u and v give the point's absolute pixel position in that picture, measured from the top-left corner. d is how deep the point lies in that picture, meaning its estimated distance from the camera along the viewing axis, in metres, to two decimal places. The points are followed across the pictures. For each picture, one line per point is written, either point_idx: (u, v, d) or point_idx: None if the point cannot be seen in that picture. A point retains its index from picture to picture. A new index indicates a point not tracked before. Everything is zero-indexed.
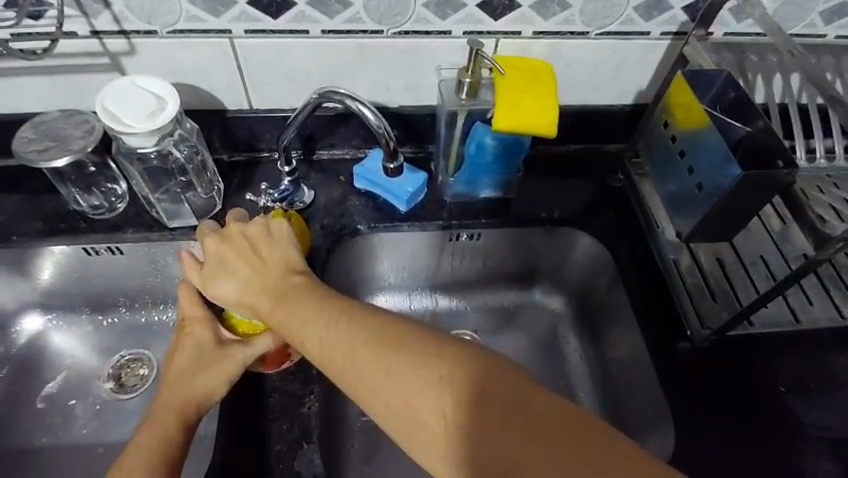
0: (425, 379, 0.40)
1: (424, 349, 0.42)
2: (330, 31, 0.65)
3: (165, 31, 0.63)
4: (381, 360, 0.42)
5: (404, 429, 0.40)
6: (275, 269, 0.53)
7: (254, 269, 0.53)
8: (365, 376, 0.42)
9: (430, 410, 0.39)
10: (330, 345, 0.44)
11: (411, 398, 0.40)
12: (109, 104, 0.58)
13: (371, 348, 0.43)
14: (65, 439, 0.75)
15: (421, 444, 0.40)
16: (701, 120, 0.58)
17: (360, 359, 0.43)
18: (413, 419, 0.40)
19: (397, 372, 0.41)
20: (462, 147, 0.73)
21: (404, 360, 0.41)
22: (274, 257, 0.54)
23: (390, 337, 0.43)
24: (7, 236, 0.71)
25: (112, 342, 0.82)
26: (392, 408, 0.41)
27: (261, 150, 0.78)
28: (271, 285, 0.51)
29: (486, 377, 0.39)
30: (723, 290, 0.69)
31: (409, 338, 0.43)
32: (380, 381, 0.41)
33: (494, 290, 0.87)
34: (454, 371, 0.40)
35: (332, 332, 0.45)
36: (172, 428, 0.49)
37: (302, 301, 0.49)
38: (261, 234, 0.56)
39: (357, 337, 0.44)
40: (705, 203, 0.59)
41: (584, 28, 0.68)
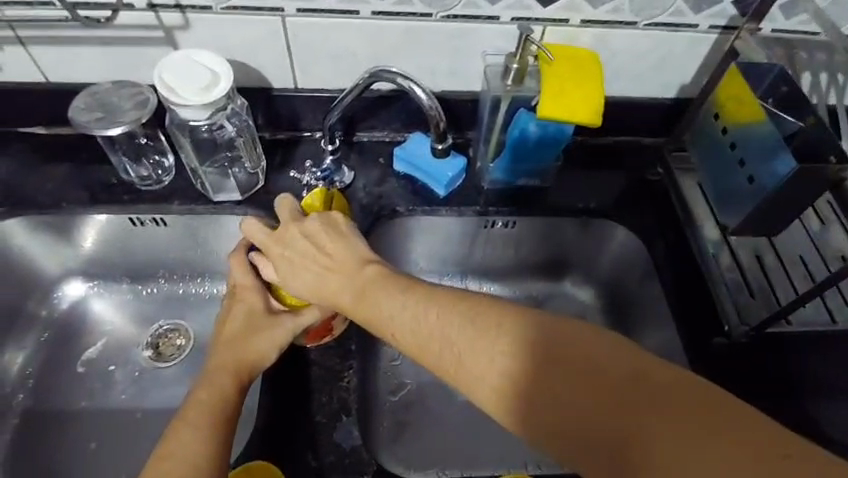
0: (514, 354, 0.41)
1: (507, 325, 0.42)
2: (380, 12, 0.66)
3: (219, 8, 0.64)
4: (467, 339, 0.43)
5: (511, 412, 0.41)
6: (346, 258, 0.54)
7: (321, 263, 0.55)
8: (454, 356, 0.43)
9: (521, 384, 0.40)
10: (414, 328, 0.46)
11: (498, 373, 0.41)
12: (166, 75, 0.59)
13: (455, 326, 0.44)
14: (105, 403, 0.78)
15: (513, 416, 0.41)
16: (757, 113, 0.58)
17: (446, 339, 0.44)
18: (505, 393, 0.41)
19: (484, 350, 0.42)
20: (503, 135, 0.73)
21: (503, 344, 0.41)
22: (341, 244, 0.55)
23: (472, 314, 0.44)
24: (57, 204, 0.74)
25: (151, 312, 0.84)
26: (484, 384, 0.42)
27: (302, 130, 0.79)
28: (344, 274, 0.53)
29: (570, 345, 0.40)
30: (761, 287, 0.70)
31: (490, 315, 0.43)
32: (481, 366, 0.42)
33: (524, 279, 0.87)
34: (540, 344, 0.41)
35: (415, 313, 0.46)
36: (229, 386, 0.51)
37: (378, 284, 0.50)
38: (321, 228, 0.56)
39: (440, 318, 0.45)
40: (756, 195, 0.60)
41: (633, 18, 0.67)
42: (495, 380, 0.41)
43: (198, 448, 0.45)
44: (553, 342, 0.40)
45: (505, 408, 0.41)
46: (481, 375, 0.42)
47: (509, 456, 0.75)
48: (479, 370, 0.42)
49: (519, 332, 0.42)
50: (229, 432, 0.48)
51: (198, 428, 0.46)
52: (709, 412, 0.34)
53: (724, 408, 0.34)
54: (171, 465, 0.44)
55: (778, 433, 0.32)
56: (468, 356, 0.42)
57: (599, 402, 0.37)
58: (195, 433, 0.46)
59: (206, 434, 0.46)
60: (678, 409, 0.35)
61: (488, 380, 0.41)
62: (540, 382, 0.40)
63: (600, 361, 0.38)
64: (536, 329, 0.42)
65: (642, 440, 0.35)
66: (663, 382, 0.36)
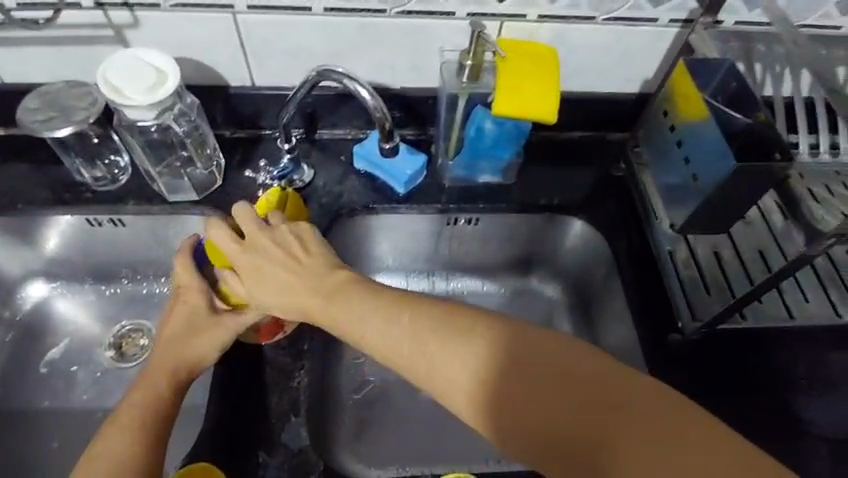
0: (491, 361, 0.41)
1: (480, 331, 0.43)
2: (333, 9, 0.65)
3: (169, 5, 0.63)
4: (440, 348, 0.43)
5: (475, 413, 0.42)
6: (318, 265, 0.53)
7: (293, 274, 0.53)
8: (431, 366, 0.43)
9: (486, 391, 0.41)
10: (390, 336, 0.45)
11: (467, 380, 0.41)
12: (110, 77, 0.58)
13: (428, 335, 0.44)
14: (67, 403, 0.77)
15: (481, 418, 0.41)
16: (699, 111, 0.58)
17: (421, 348, 0.44)
18: (481, 402, 0.41)
19: (460, 358, 0.42)
20: (463, 132, 0.72)
21: (470, 348, 0.42)
22: (311, 254, 0.54)
23: (447, 323, 0.44)
24: (13, 204, 0.73)
25: (115, 312, 0.83)
26: (451, 388, 0.42)
27: (262, 127, 0.78)
28: (317, 282, 0.51)
29: (539, 352, 0.41)
30: (718, 283, 0.69)
31: (461, 324, 0.43)
32: (451, 371, 0.42)
33: (491, 276, 0.87)
34: (510, 351, 0.41)
35: (390, 322, 0.46)
36: (165, 389, 0.52)
37: (353, 291, 0.49)
38: (294, 236, 0.55)
39: (415, 327, 0.45)
40: (699, 194, 0.60)
41: (590, 13, 0.67)
42: (472, 388, 0.41)
43: (124, 454, 0.47)
44: (522, 349, 0.41)
45: (481, 413, 0.41)
46: (460, 387, 0.42)
47: (471, 453, 0.75)
48: (455, 380, 0.42)
49: (490, 338, 0.42)
50: (160, 435, 0.49)
51: (128, 431, 0.48)
52: (668, 413, 0.37)
53: (676, 408, 0.37)
54: (98, 468, 0.46)
55: (721, 429, 0.36)
56: (444, 365, 0.42)
57: (571, 405, 0.38)
58: (122, 438, 0.48)
59: (134, 438, 0.48)
60: (643, 410, 0.37)
61: (466, 388, 0.42)
62: (515, 390, 0.40)
63: (570, 367, 0.40)
64: (506, 334, 0.42)
65: (614, 442, 0.37)
66: (627, 387, 0.38)
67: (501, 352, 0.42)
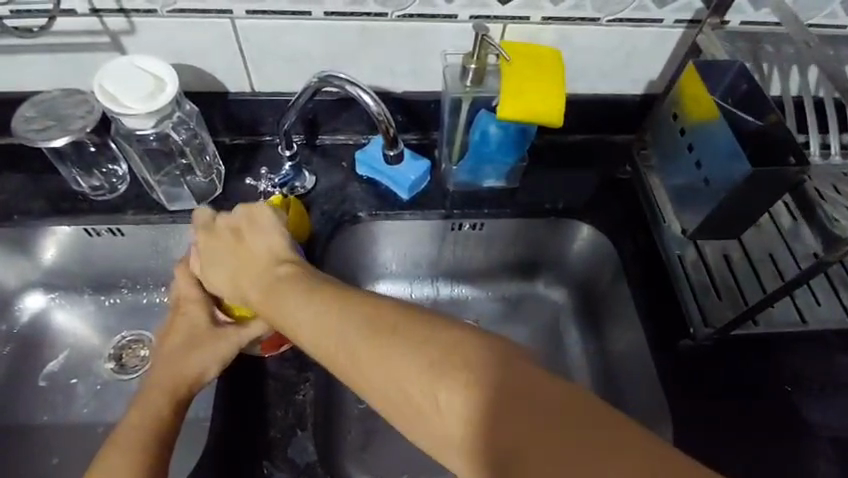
0: (417, 361, 0.39)
1: (412, 329, 0.41)
2: (333, 13, 0.64)
3: (165, 11, 0.62)
4: (367, 346, 0.41)
5: (403, 416, 0.40)
6: (267, 259, 0.54)
7: (245, 263, 0.54)
8: (356, 364, 0.41)
9: (410, 394, 0.39)
10: (322, 333, 0.44)
11: (393, 382, 0.40)
12: (107, 85, 0.57)
13: (356, 331, 0.42)
14: (68, 417, 0.76)
15: (408, 422, 0.40)
16: (711, 113, 0.57)
17: (349, 345, 0.42)
18: (407, 405, 0.39)
19: (384, 357, 0.40)
20: (466, 136, 0.71)
21: (398, 348, 0.40)
22: (261, 246, 0.55)
23: (377, 322, 0.42)
24: (9, 216, 0.72)
25: (114, 323, 0.82)
26: (379, 390, 0.40)
27: (263, 134, 0.77)
28: (261, 277, 0.52)
29: (467, 354, 0.39)
30: (729, 287, 0.67)
31: (393, 323, 0.42)
32: (377, 371, 0.40)
33: (496, 281, 0.86)
34: (435, 351, 0.39)
35: (321, 319, 0.45)
36: (165, 405, 0.51)
37: (290, 287, 0.49)
38: (247, 223, 0.57)
39: (345, 325, 0.43)
40: (712, 198, 0.59)
41: (595, 14, 0.66)
42: (394, 387, 0.40)
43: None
44: (456, 354, 0.39)
45: (405, 414, 0.39)
46: (383, 387, 0.40)
47: None
48: (379, 379, 0.40)
49: (422, 337, 0.40)
50: (162, 456, 0.48)
51: (129, 452, 0.47)
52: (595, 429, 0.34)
53: (602, 422, 0.35)
54: None
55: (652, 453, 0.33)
56: (368, 362, 0.41)
57: (492, 410, 0.36)
58: (124, 458, 0.47)
59: (136, 460, 0.47)
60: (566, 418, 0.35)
61: (390, 387, 0.40)
62: (438, 391, 0.38)
63: (496, 370, 0.38)
64: (437, 335, 0.40)
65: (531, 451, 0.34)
66: (553, 396, 0.36)
67: (427, 351, 0.39)
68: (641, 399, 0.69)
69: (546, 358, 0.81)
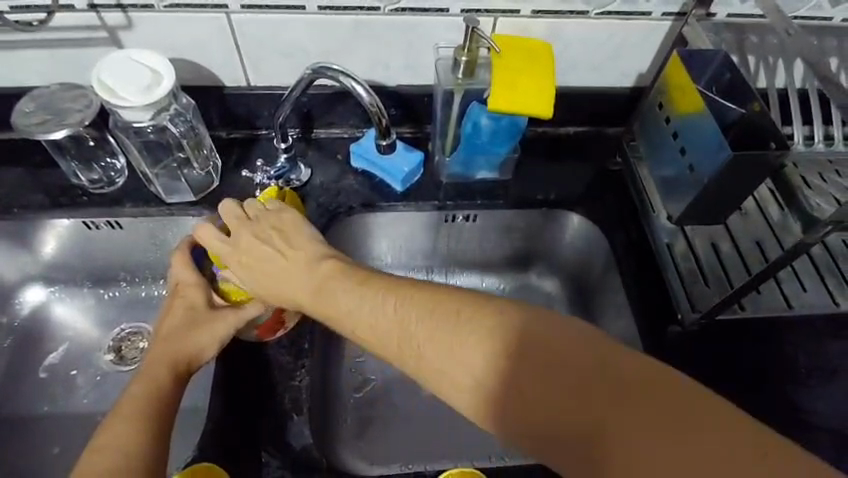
0: (487, 350, 0.39)
1: (474, 317, 0.41)
2: (326, 7, 0.65)
3: (162, 5, 0.63)
4: (431, 338, 0.41)
5: (447, 389, 0.41)
6: (304, 256, 0.52)
7: (281, 266, 0.53)
8: (423, 356, 0.41)
9: (452, 365, 0.40)
10: (372, 324, 0.45)
11: (434, 352, 0.41)
12: (105, 78, 0.58)
13: (420, 324, 0.42)
14: (68, 408, 0.77)
15: (452, 392, 0.41)
16: (695, 101, 0.58)
17: (413, 337, 0.42)
18: (450, 377, 0.40)
19: (451, 348, 0.40)
20: (459, 128, 0.72)
21: (440, 324, 0.41)
22: (298, 245, 0.54)
23: (440, 312, 0.42)
24: (9, 209, 0.73)
25: (113, 316, 0.83)
26: (420, 360, 0.42)
27: (259, 128, 0.78)
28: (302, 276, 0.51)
29: (535, 339, 0.38)
30: (716, 274, 0.69)
31: (456, 311, 0.41)
32: (420, 345, 0.42)
33: (491, 273, 0.87)
34: (476, 325, 0.40)
35: (381, 314, 0.44)
36: (165, 380, 0.52)
37: (338, 280, 0.49)
38: (277, 231, 0.55)
39: (407, 316, 0.43)
40: (696, 185, 0.60)
41: (584, 7, 0.67)
42: (464, 378, 0.40)
43: (130, 446, 0.46)
44: (497, 328, 0.40)
45: (479, 405, 0.40)
46: (453, 380, 0.40)
47: (473, 450, 0.74)
48: (446, 370, 0.40)
49: (484, 325, 0.40)
50: (164, 428, 0.48)
51: (131, 420, 0.47)
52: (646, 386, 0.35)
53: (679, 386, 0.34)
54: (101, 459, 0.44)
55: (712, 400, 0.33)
56: (436, 355, 0.41)
57: (566, 392, 0.36)
58: (128, 425, 0.47)
59: (139, 431, 0.47)
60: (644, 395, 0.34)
61: (460, 380, 0.40)
62: (512, 379, 0.38)
63: (566, 353, 0.37)
64: (500, 320, 0.40)
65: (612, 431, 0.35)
66: (624, 371, 0.36)
67: (495, 339, 0.39)
68: None
69: None
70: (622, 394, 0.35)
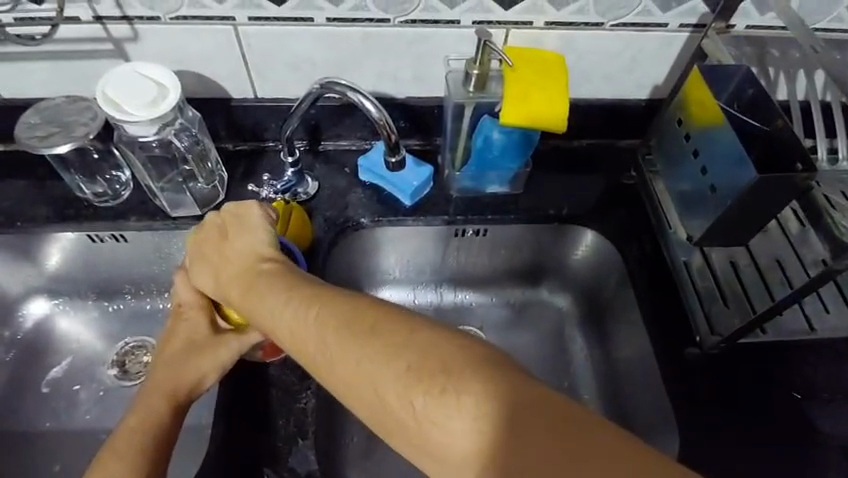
0: (395, 369, 0.38)
1: (389, 333, 0.40)
2: (334, 19, 0.63)
3: (168, 18, 0.62)
4: (343, 350, 0.41)
5: (360, 403, 0.40)
6: (245, 255, 0.53)
7: (228, 262, 0.54)
8: (334, 368, 0.41)
9: (365, 377, 0.39)
10: (298, 330, 0.44)
11: (350, 364, 0.40)
12: (110, 92, 0.57)
13: (337, 337, 0.42)
14: (70, 424, 0.76)
15: (362, 405, 0.39)
16: (717, 118, 0.57)
17: (330, 349, 0.42)
18: (362, 391, 0.39)
19: (361, 362, 0.39)
20: (470, 141, 0.71)
21: (361, 336, 0.40)
22: (245, 244, 0.54)
23: (359, 326, 0.41)
24: (13, 222, 0.72)
25: (116, 329, 0.82)
26: (336, 369, 0.41)
27: (266, 140, 0.77)
28: (244, 276, 0.51)
29: (445, 362, 0.37)
30: (735, 294, 0.66)
31: (374, 325, 0.41)
32: (338, 355, 0.41)
33: (501, 287, 0.85)
34: (396, 341, 0.39)
35: (302, 323, 0.44)
36: (163, 412, 0.50)
37: (267, 284, 0.49)
38: (235, 222, 0.55)
39: (327, 329, 0.42)
40: (718, 205, 0.58)
41: (599, 19, 0.65)
42: (374, 394, 0.39)
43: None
44: (416, 348, 0.39)
45: (385, 422, 0.39)
46: (363, 395, 0.39)
47: None
48: (357, 386, 0.39)
49: (399, 343, 0.39)
50: (158, 465, 0.47)
51: (126, 458, 0.46)
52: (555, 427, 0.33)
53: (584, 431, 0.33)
54: None
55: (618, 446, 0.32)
56: (348, 368, 0.40)
57: (463, 420, 0.35)
58: (121, 463, 0.46)
59: (132, 470, 0.46)
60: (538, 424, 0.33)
61: (369, 397, 0.39)
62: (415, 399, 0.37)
63: (468, 377, 0.36)
64: (414, 339, 0.39)
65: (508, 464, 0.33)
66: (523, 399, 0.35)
67: (403, 356, 0.38)
68: (648, 409, 0.68)
69: (549, 365, 0.81)
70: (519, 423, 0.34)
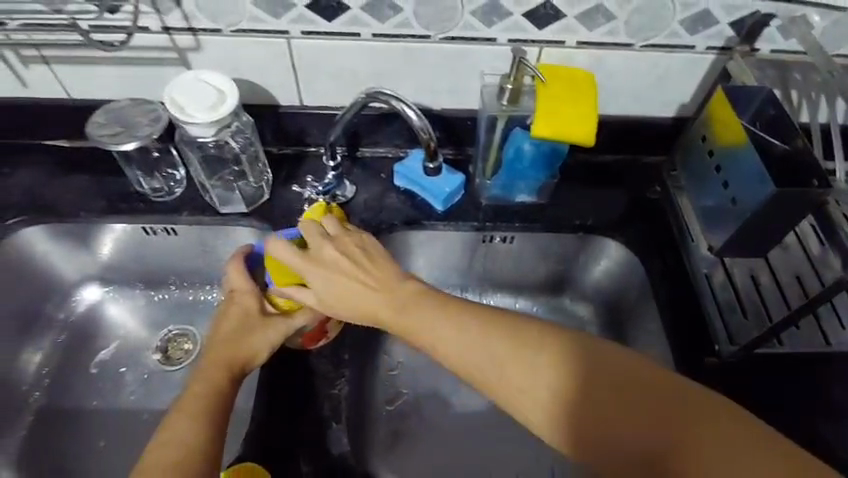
0: (562, 374, 0.46)
1: (537, 341, 0.48)
2: (380, 34, 0.68)
3: (229, 30, 0.68)
4: (499, 357, 0.48)
5: (515, 402, 0.48)
6: (383, 276, 0.56)
7: (360, 284, 0.56)
8: (492, 371, 0.48)
9: (524, 381, 0.47)
10: (448, 340, 0.51)
11: (507, 368, 0.48)
12: (176, 96, 0.63)
13: (500, 346, 0.49)
14: (115, 403, 0.81)
15: (516, 403, 0.47)
16: (739, 136, 0.60)
17: (485, 353, 0.49)
18: (519, 391, 0.47)
19: (523, 367, 0.47)
20: (501, 152, 0.75)
21: (514, 345, 0.48)
22: (378, 263, 0.57)
23: (520, 336, 0.49)
24: (76, 212, 0.78)
25: (161, 318, 0.87)
26: (489, 372, 0.48)
27: (308, 145, 0.82)
28: (386, 296, 0.55)
29: (606, 369, 0.46)
30: (755, 308, 0.69)
31: (523, 335, 0.49)
32: (493, 361, 0.48)
33: (525, 294, 0.88)
34: (546, 351, 0.47)
35: (456, 332, 0.51)
36: (223, 383, 0.55)
37: (420, 302, 0.54)
38: (356, 246, 0.58)
39: (488, 338, 0.49)
40: (737, 217, 0.61)
41: (628, 39, 0.69)
42: (540, 396, 0.46)
43: (189, 443, 0.49)
44: (565, 356, 0.47)
45: (543, 417, 0.46)
46: (528, 395, 0.47)
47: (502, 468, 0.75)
48: (521, 387, 0.47)
49: (550, 352, 0.47)
50: (219, 427, 0.52)
51: (193, 419, 0.51)
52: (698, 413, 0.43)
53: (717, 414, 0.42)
54: (168, 452, 0.48)
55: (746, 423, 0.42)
56: (505, 372, 0.48)
57: (618, 414, 0.44)
58: (188, 423, 0.50)
59: (196, 429, 0.50)
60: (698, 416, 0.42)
61: (526, 394, 0.47)
62: (583, 399, 0.45)
63: (627, 380, 0.45)
64: (572, 349, 0.47)
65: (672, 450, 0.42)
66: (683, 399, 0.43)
67: (556, 363, 0.47)
68: None
69: None
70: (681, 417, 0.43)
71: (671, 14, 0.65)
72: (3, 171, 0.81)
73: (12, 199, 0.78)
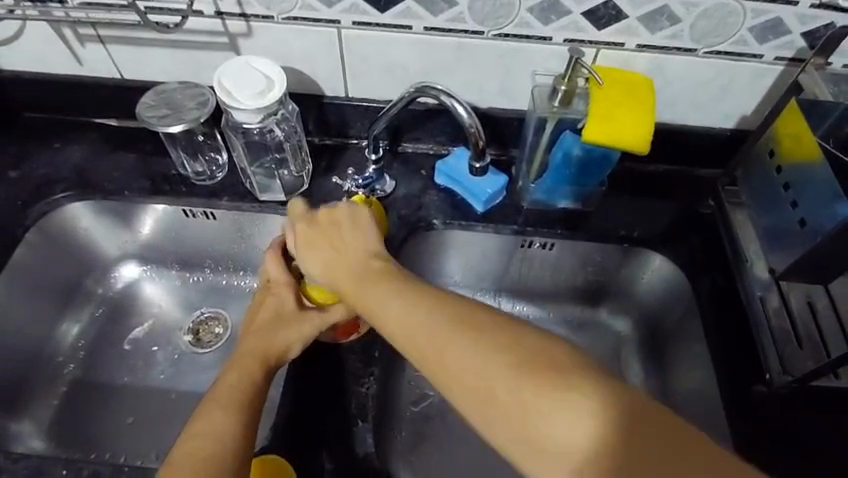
0: (500, 362, 0.40)
1: (483, 324, 0.43)
2: (432, 28, 0.67)
3: (280, 17, 0.67)
4: (438, 333, 0.44)
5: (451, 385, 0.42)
6: (359, 247, 0.56)
7: (339, 253, 0.56)
8: (429, 347, 0.43)
9: (460, 360, 0.42)
10: (392, 314, 0.47)
11: (443, 344, 0.43)
12: (226, 81, 0.63)
13: (441, 323, 0.44)
14: (144, 380, 0.82)
15: (454, 388, 0.42)
16: (813, 154, 0.58)
17: (424, 331, 0.44)
18: (455, 373, 0.42)
19: (460, 350, 0.42)
20: (547, 154, 0.72)
21: (457, 325, 0.43)
22: (358, 240, 0.57)
23: (469, 323, 0.43)
24: (121, 190, 0.79)
25: (194, 299, 0.88)
26: (426, 349, 0.44)
27: (350, 137, 0.82)
28: (355, 269, 0.54)
29: (548, 361, 0.40)
30: (810, 334, 0.64)
31: (472, 316, 0.44)
32: (429, 338, 0.44)
33: (560, 303, 0.85)
34: (490, 336, 0.42)
35: (400, 307, 0.47)
36: (259, 375, 0.55)
37: (381, 280, 0.51)
38: (347, 219, 0.59)
39: (427, 318, 0.45)
40: (806, 240, 0.60)
41: (692, 45, 0.65)
42: (476, 382, 0.41)
43: (227, 433, 0.49)
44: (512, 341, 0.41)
45: (481, 406, 0.40)
46: (469, 383, 0.41)
47: None
48: (471, 371, 0.41)
49: (493, 336, 0.42)
50: (254, 419, 0.52)
51: (226, 411, 0.51)
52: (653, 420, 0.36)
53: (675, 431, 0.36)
54: (201, 442, 0.48)
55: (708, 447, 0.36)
56: (441, 349, 0.43)
57: (559, 413, 0.38)
58: (221, 414, 0.50)
59: (234, 421, 0.50)
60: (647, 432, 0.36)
61: (463, 377, 0.41)
62: (520, 390, 0.39)
63: (566, 371, 0.39)
64: (513, 335, 0.42)
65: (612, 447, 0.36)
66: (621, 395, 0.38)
67: (497, 349, 0.41)
68: None
69: None
70: (642, 439, 0.36)
71: (741, 20, 0.62)
72: (55, 145, 0.83)
73: (60, 174, 0.80)
